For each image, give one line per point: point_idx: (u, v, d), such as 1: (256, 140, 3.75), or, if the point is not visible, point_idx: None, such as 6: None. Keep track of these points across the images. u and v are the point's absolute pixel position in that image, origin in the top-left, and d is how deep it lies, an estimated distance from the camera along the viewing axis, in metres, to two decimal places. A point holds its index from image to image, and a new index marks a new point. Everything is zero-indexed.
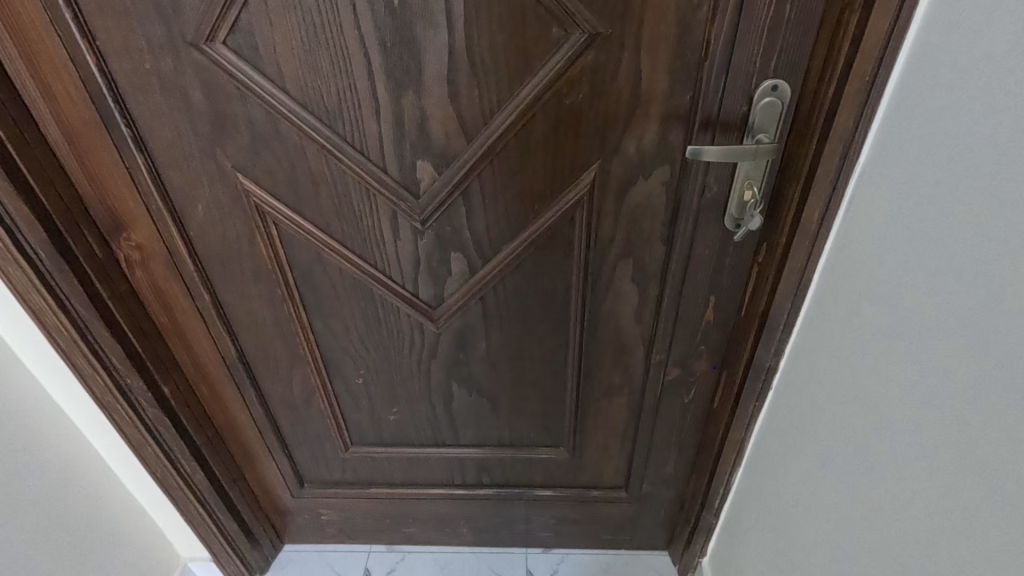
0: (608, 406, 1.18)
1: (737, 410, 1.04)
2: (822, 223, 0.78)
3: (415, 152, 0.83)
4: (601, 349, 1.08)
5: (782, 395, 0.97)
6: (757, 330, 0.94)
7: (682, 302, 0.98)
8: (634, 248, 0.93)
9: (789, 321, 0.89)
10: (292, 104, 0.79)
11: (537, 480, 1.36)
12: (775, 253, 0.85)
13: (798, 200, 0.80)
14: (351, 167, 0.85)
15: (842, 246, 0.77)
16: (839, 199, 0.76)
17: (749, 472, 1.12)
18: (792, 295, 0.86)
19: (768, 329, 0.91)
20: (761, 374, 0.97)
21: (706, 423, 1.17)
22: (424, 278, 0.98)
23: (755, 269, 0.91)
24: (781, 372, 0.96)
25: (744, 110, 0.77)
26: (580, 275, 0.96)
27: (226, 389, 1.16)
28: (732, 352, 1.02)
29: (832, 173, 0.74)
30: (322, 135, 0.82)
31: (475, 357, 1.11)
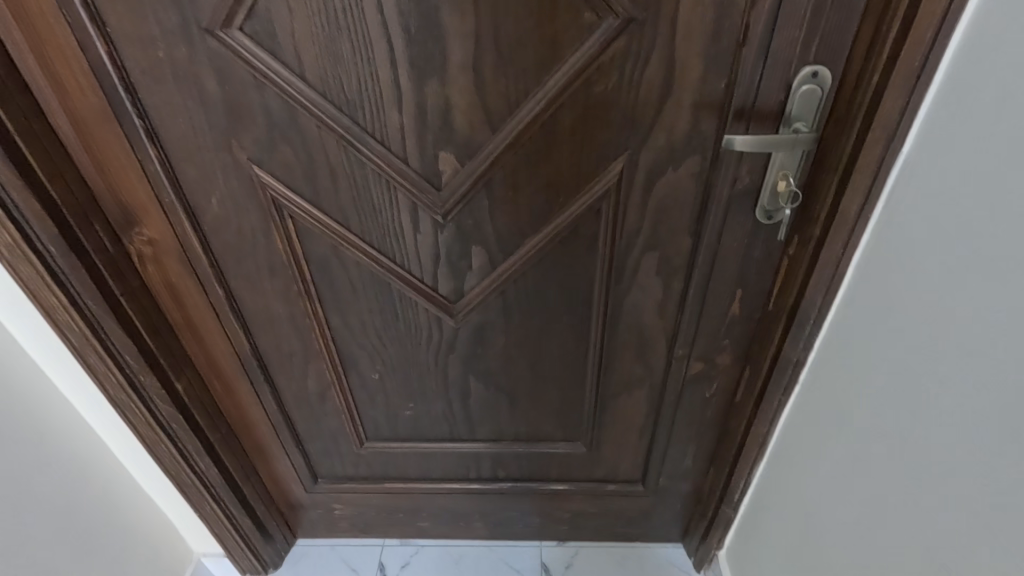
0: (627, 401, 1.17)
1: (761, 406, 1.03)
2: (860, 215, 0.76)
3: (437, 143, 0.80)
4: (623, 344, 1.06)
5: (809, 391, 0.95)
6: (786, 325, 0.92)
7: (708, 296, 0.96)
8: (661, 241, 0.90)
9: (819, 316, 0.87)
10: (311, 93, 0.76)
11: (553, 474, 1.35)
12: (807, 246, 0.83)
13: (834, 191, 0.77)
14: (371, 159, 0.82)
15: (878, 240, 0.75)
16: (877, 191, 0.73)
17: (771, 467, 1.11)
18: (824, 289, 0.84)
19: (797, 324, 0.89)
20: (787, 369, 0.95)
21: (727, 417, 1.15)
22: (444, 273, 0.95)
23: (784, 263, 0.89)
24: (809, 367, 0.94)
25: (781, 97, 0.75)
26: (604, 269, 0.94)
27: (239, 386, 1.14)
28: (756, 347, 1.00)
29: (873, 164, 0.72)
30: (342, 126, 0.79)
31: (494, 352, 1.09)
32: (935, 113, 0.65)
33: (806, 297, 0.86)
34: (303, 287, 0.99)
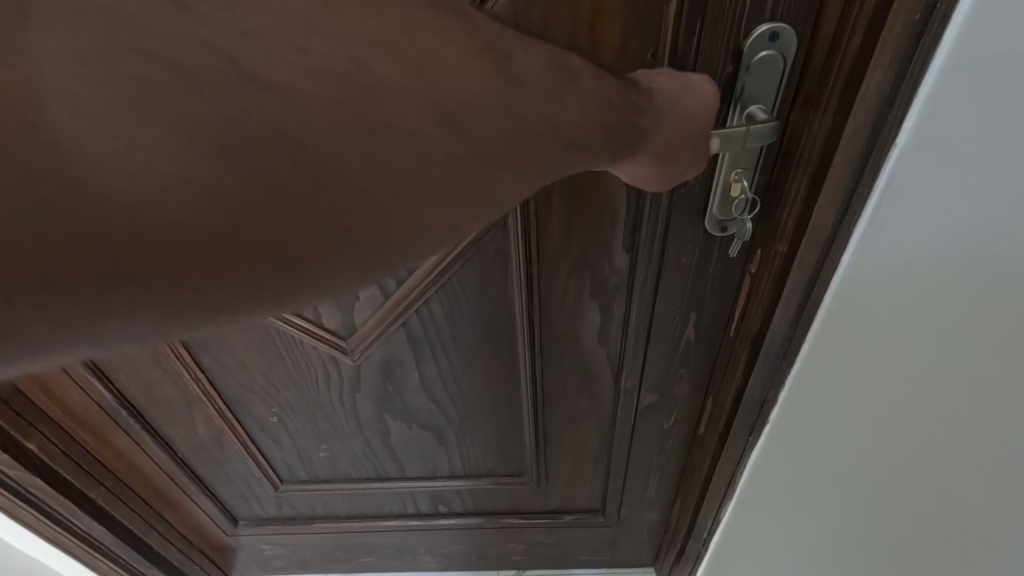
0: (576, 433, 1.00)
1: (727, 441, 0.86)
2: (838, 226, 0.57)
3: None
4: (561, 374, 0.88)
5: (779, 432, 0.78)
6: (750, 357, 0.75)
7: (654, 321, 0.77)
8: (590, 259, 0.71)
9: (789, 349, 0.70)
10: None
11: (502, 506, 1.20)
12: (771, 265, 0.65)
13: (804, 196, 0.58)
14: None
15: (865, 268, 0.57)
16: (861, 194, 0.55)
17: (740, 509, 0.94)
18: (795, 315, 0.66)
19: (763, 357, 0.72)
20: (754, 407, 0.79)
21: (690, 447, 1.00)
22: (327, 305, 0.77)
23: (746, 283, 0.70)
24: (780, 405, 0.77)
25: (730, 70, 0.53)
26: (524, 295, 0.75)
27: (118, 438, 0.97)
28: (717, 377, 0.83)
29: (855, 158, 0.53)
30: None
31: (408, 389, 0.91)
32: (945, 100, 0.46)
33: (773, 326, 0.68)
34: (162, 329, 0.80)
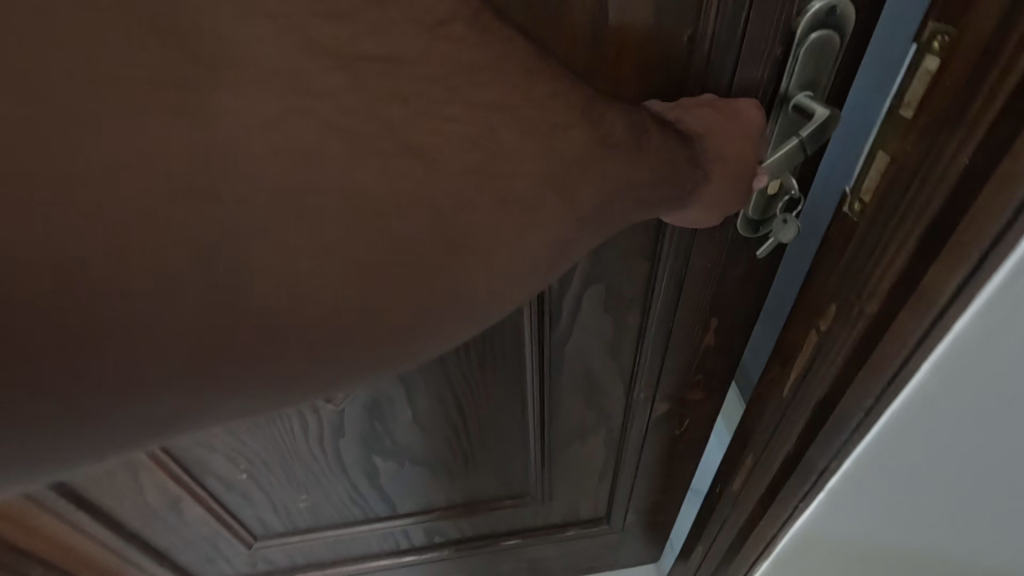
0: (581, 450, 0.93)
1: (773, 509, 0.73)
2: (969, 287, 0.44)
3: None
4: (568, 392, 0.81)
5: (838, 501, 0.67)
6: (816, 417, 0.63)
7: (673, 330, 0.71)
8: (605, 272, 0.64)
9: (864, 420, 0.57)
10: None
11: (503, 528, 1.12)
12: (859, 321, 0.54)
13: (915, 240, 0.47)
14: None
15: (991, 332, 0.46)
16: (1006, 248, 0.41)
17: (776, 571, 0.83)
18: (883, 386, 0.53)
19: (833, 424, 0.60)
20: (810, 477, 0.66)
21: (719, 487, 0.88)
22: None
23: (813, 339, 0.61)
24: (836, 477, 0.65)
25: (778, 53, 0.46)
26: (533, 316, 0.67)
27: (42, 518, 0.78)
28: (770, 431, 0.71)
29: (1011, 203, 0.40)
30: None
31: (398, 426, 0.81)
32: None
33: (853, 396, 0.57)
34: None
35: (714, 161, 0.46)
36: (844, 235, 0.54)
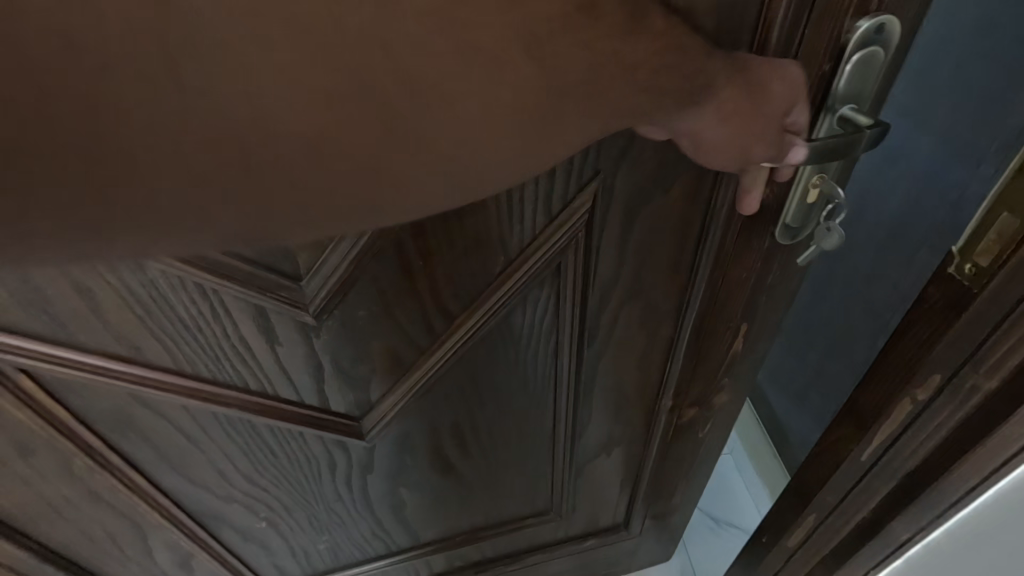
0: (605, 462, 0.92)
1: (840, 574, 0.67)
2: None
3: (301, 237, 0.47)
4: (599, 408, 0.80)
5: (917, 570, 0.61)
6: (898, 488, 0.56)
7: (705, 338, 0.71)
8: (644, 288, 0.63)
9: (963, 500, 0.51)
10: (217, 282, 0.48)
11: (525, 546, 1.10)
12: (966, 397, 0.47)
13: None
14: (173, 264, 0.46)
15: None
16: None
17: None
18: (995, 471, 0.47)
19: (920, 504, 0.54)
20: (886, 548, 0.60)
21: (763, 540, 0.80)
22: (333, 386, 0.61)
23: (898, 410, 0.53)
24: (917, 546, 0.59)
25: (826, 69, 0.46)
26: (571, 336, 0.65)
27: None
28: (835, 499, 0.63)
29: None
30: (208, 279, 0.48)
31: (425, 456, 0.78)
32: None
33: (949, 476, 0.51)
34: (48, 408, 0.53)
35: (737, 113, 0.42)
36: (930, 315, 0.48)
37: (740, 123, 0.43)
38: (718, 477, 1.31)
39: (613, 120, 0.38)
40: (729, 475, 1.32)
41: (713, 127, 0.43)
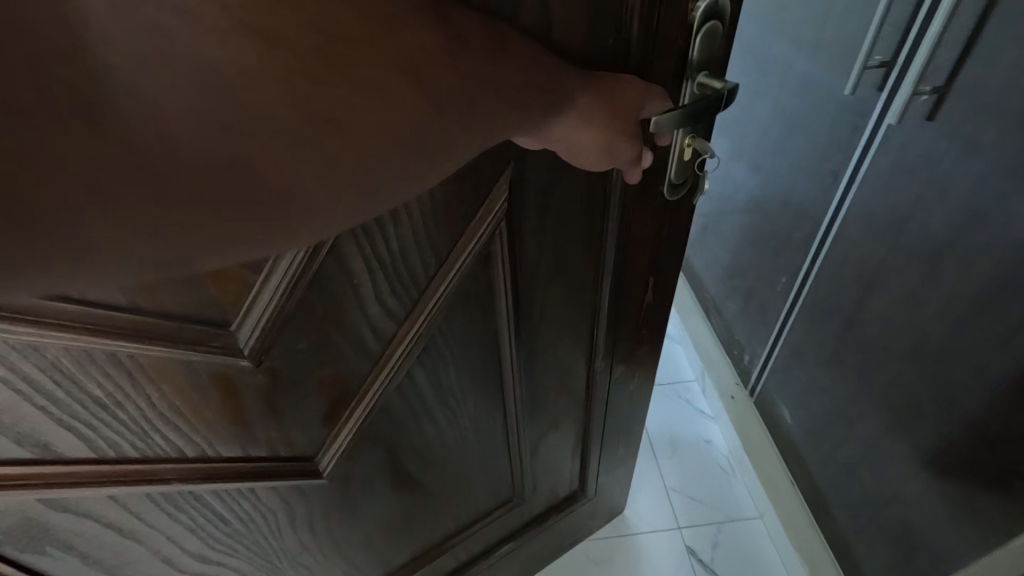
0: (556, 436, 0.97)
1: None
2: None
3: (228, 283, 0.44)
4: (542, 385, 0.84)
5: None
6: None
7: (622, 298, 0.78)
8: (565, 263, 0.67)
9: None
10: (139, 350, 0.43)
11: (495, 539, 1.12)
12: None
13: None
14: (81, 340, 0.40)
15: None
16: None
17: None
18: None
19: None
20: None
21: None
22: (282, 430, 0.58)
23: None
24: None
25: (681, 45, 0.53)
26: (509, 323, 0.68)
27: None
28: None
29: None
30: (127, 348, 0.43)
31: (386, 477, 0.76)
32: None
33: None
34: None
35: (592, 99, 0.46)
36: None
37: (600, 122, 0.47)
38: (748, 544, 1.26)
39: (512, 106, 0.43)
40: (763, 544, 1.26)
41: (579, 126, 0.48)
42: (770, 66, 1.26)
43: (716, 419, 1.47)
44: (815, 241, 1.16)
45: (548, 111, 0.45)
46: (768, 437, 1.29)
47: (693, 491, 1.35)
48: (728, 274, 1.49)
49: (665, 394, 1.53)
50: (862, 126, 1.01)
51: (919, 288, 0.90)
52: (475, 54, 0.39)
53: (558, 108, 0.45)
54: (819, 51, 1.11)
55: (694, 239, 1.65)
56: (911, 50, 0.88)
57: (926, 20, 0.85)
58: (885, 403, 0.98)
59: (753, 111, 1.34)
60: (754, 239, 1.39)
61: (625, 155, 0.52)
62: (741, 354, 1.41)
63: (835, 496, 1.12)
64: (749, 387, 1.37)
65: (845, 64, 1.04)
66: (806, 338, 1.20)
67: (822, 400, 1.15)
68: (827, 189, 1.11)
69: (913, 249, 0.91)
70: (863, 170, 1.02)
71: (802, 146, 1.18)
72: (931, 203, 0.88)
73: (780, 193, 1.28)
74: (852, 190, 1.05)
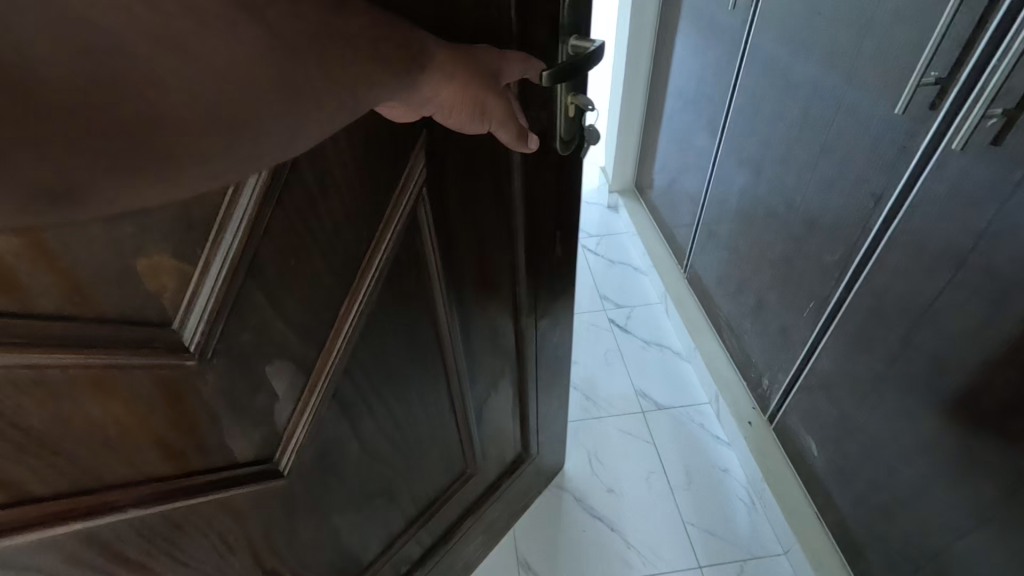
0: (497, 397, 1.03)
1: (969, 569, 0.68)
2: None
3: (165, 276, 0.43)
4: (478, 348, 0.89)
5: None
6: None
7: (535, 251, 0.85)
8: (482, 223, 0.72)
9: None
10: (79, 359, 0.41)
11: (456, 515, 1.15)
12: None
13: None
14: (17, 359, 0.38)
15: None
16: None
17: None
18: None
19: None
20: None
21: None
22: (236, 431, 0.56)
23: None
24: None
25: (551, 8, 0.61)
26: (440, 288, 0.72)
27: None
28: None
29: None
30: (67, 359, 0.40)
31: (346, 469, 0.76)
32: None
33: None
34: None
35: (478, 53, 0.51)
36: None
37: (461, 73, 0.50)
38: None
39: (415, 59, 0.46)
40: None
41: (444, 85, 0.49)
42: (784, 73, 1.11)
43: (731, 444, 1.42)
44: (850, 270, 0.98)
45: (445, 65, 0.49)
46: (791, 469, 1.26)
47: (712, 526, 1.29)
48: (744, 291, 1.37)
49: (679, 420, 1.49)
50: (912, 149, 0.82)
51: (970, 337, 0.75)
52: (373, 15, 0.43)
53: (458, 63, 0.49)
54: (842, 51, 0.93)
55: (712, 253, 1.52)
56: (979, 63, 0.70)
57: (1004, 26, 0.66)
58: (935, 452, 0.84)
59: (773, 124, 1.16)
60: (773, 259, 1.22)
61: (499, 120, 0.56)
62: (760, 379, 1.34)
63: (864, 544, 1.05)
64: (768, 415, 1.32)
65: (884, 78, 0.85)
66: (837, 368, 1.04)
67: (852, 444, 1.03)
68: (866, 218, 0.92)
69: (974, 287, 0.74)
70: (911, 197, 0.83)
71: (815, 153, 1.04)
72: (999, 238, 0.69)
73: (801, 211, 1.10)
74: (899, 215, 0.85)
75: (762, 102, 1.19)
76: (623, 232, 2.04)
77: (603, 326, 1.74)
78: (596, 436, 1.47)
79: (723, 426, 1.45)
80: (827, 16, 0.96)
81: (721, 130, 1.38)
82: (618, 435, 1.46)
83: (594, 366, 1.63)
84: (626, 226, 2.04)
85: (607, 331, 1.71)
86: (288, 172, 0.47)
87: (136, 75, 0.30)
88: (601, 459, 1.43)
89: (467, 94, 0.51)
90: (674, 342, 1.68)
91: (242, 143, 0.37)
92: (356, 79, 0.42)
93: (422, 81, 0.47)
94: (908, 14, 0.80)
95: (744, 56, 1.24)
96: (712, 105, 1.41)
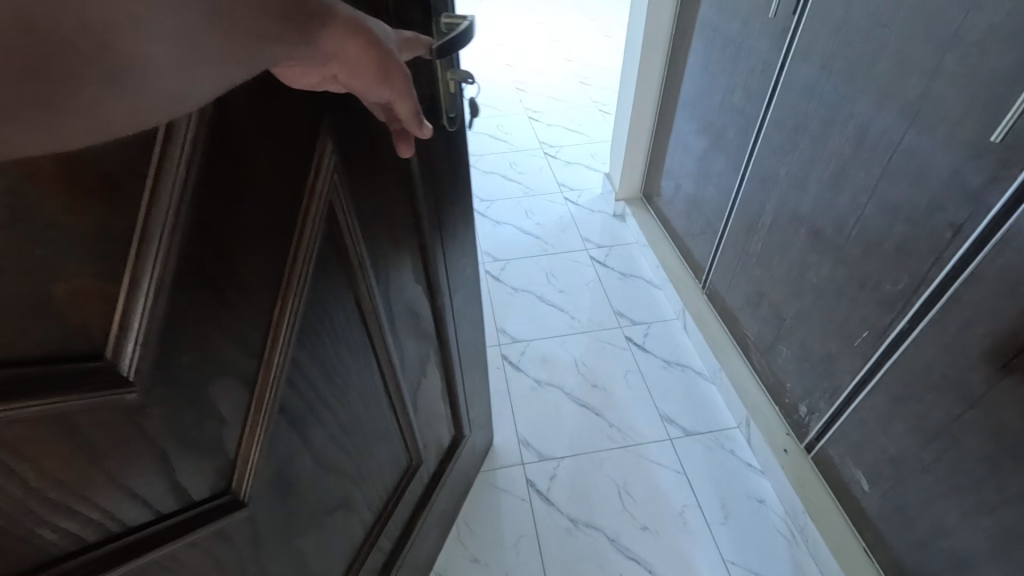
0: (427, 382, 1.04)
1: None
2: None
3: (87, 295, 0.38)
4: (404, 334, 0.89)
5: None
6: None
7: (439, 230, 0.88)
8: (388, 207, 0.73)
9: None
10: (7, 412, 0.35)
11: (410, 514, 1.14)
12: None
13: None
14: None
15: None
16: None
17: None
18: None
19: None
20: None
21: None
22: (190, 465, 0.52)
23: None
24: None
25: None
26: (362, 280, 0.72)
27: None
28: None
29: None
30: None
31: (303, 488, 0.73)
32: None
33: None
34: None
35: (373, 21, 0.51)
36: None
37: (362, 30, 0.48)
38: None
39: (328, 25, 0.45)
40: None
41: (346, 37, 0.47)
42: (830, 103, 1.10)
43: (765, 473, 1.44)
44: (912, 304, 0.97)
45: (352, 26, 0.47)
46: (831, 498, 1.26)
47: (756, 563, 1.29)
48: (770, 307, 1.40)
49: (710, 446, 1.51)
50: (1003, 180, 0.79)
51: None
52: None
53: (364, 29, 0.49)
54: (908, 62, 0.92)
55: (737, 271, 1.54)
56: None
57: None
58: (989, 474, 0.86)
59: (815, 147, 1.16)
60: (811, 281, 1.23)
61: (401, 85, 0.55)
62: (796, 405, 1.35)
63: None
64: (805, 443, 1.32)
65: (967, 102, 0.82)
66: (888, 394, 1.05)
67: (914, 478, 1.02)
68: (939, 246, 0.90)
69: None
70: (1000, 230, 0.80)
71: (869, 175, 1.02)
72: None
73: (841, 229, 1.11)
74: (981, 250, 0.84)
75: (802, 127, 1.19)
76: (633, 241, 2.14)
77: (623, 345, 1.79)
78: (625, 468, 1.47)
79: (756, 452, 1.47)
80: (897, 29, 0.93)
81: (751, 151, 1.40)
82: (647, 466, 1.47)
83: (617, 389, 1.66)
84: (636, 238, 2.12)
85: (626, 352, 1.76)
86: (205, 168, 0.44)
87: (52, 31, 0.25)
88: (635, 496, 1.41)
89: (358, 58, 0.49)
90: (697, 363, 1.72)
91: (155, 113, 0.33)
92: (280, 40, 0.40)
93: (330, 47, 0.46)
94: (999, 34, 0.77)
95: (780, 83, 1.25)
96: (742, 125, 1.42)
